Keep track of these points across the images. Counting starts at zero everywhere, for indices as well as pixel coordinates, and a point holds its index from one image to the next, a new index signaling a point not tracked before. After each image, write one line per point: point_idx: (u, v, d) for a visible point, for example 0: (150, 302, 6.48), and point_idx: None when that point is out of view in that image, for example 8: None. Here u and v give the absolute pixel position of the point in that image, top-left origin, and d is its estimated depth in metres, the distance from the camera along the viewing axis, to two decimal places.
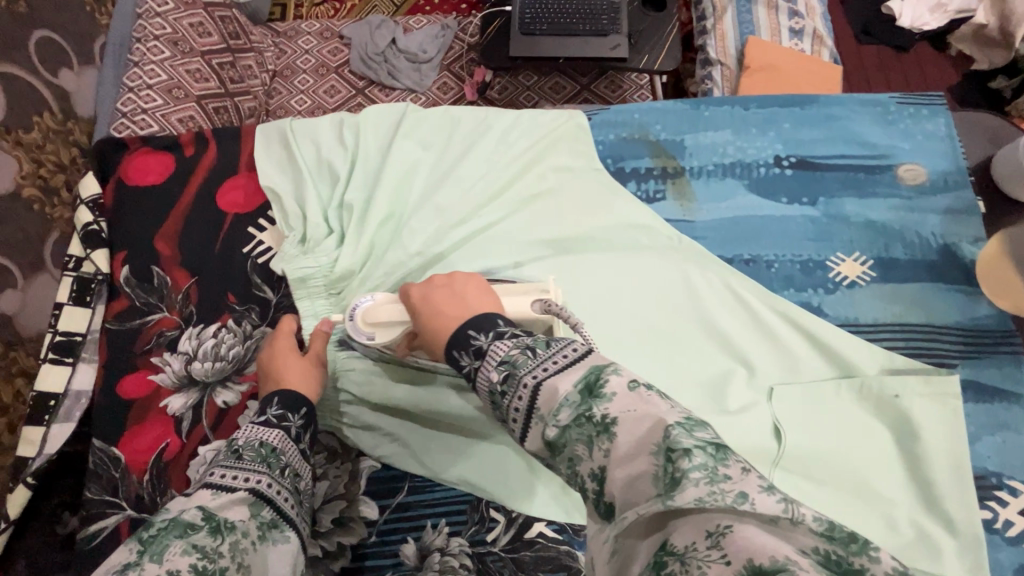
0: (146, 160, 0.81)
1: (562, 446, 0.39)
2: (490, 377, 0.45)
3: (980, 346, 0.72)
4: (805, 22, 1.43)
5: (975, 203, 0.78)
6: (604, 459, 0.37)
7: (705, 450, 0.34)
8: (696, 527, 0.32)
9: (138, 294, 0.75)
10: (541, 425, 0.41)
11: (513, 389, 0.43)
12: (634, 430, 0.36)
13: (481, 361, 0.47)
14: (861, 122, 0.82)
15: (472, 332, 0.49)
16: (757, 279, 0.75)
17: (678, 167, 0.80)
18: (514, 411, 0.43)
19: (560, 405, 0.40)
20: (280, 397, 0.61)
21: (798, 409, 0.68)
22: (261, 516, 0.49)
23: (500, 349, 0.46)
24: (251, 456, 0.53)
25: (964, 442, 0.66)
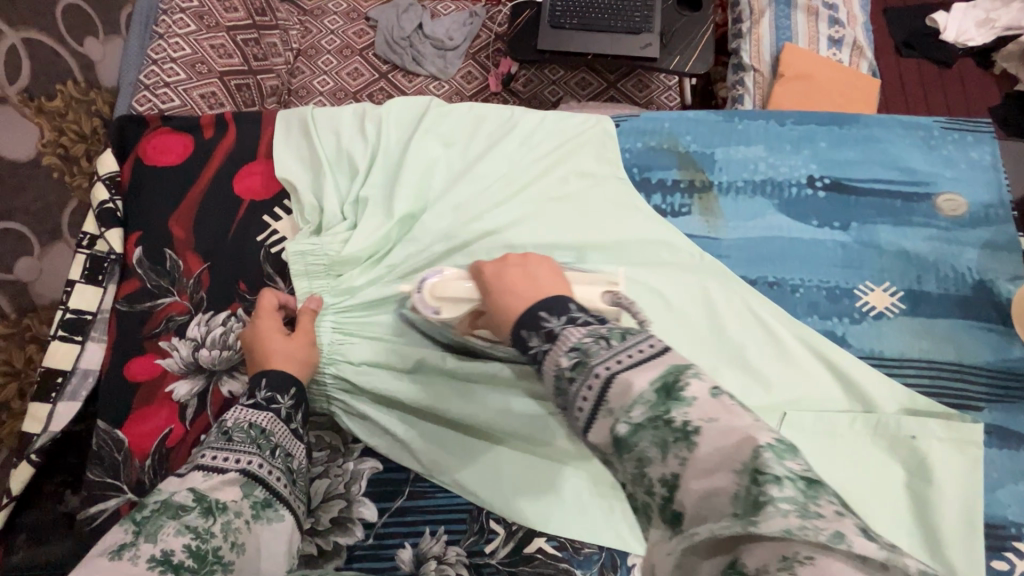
0: (166, 140, 0.80)
1: (630, 444, 0.36)
2: (558, 360, 0.42)
3: (1009, 390, 0.69)
4: (846, 31, 1.38)
5: (1015, 237, 0.75)
6: (680, 467, 0.34)
7: (795, 483, 0.31)
8: (770, 551, 0.29)
9: (150, 276, 0.74)
10: (608, 419, 0.37)
11: (582, 377, 0.39)
12: (720, 444, 0.33)
13: (551, 344, 0.43)
14: (902, 146, 0.78)
15: (544, 314, 0.46)
16: (780, 304, 0.73)
17: (707, 181, 0.77)
18: (581, 401, 0.39)
19: (634, 403, 0.36)
20: (268, 378, 0.60)
21: (804, 444, 0.66)
22: (253, 496, 0.49)
23: (574, 333, 0.42)
24: (240, 437, 0.53)
25: (978, 494, 0.64)
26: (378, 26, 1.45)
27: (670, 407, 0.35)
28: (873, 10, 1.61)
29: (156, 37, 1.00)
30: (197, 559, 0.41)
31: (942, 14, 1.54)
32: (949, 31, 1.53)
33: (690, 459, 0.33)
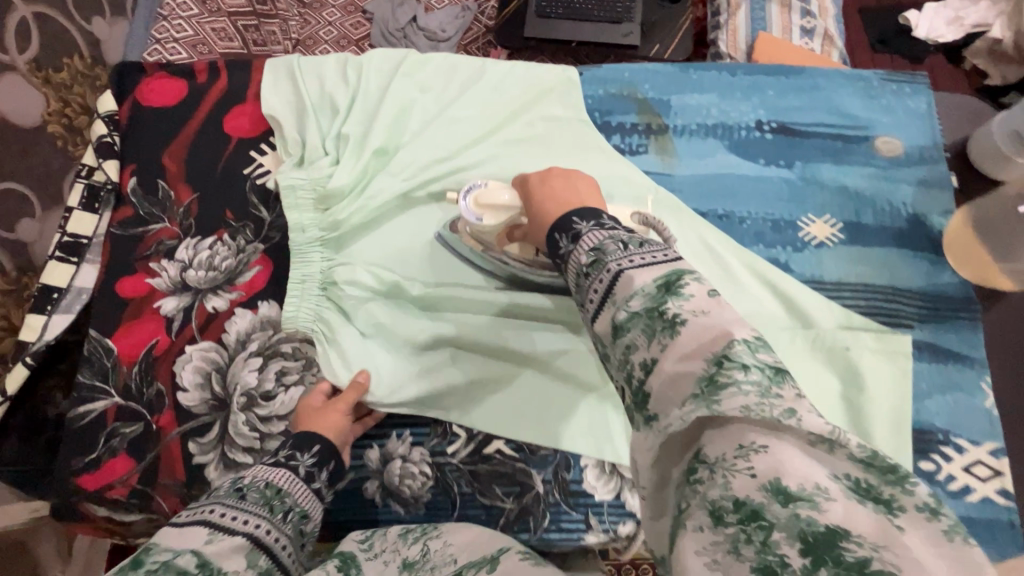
0: (163, 84, 0.86)
1: (624, 331, 0.39)
2: (579, 259, 0.46)
3: (940, 310, 0.74)
4: (817, 22, 1.45)
5: (947, 177, 0.80)
6: (660, 352, 0.36)
7: (762, 370, 0.33)
8: (729, 439, 0.32)
9: (142, 203, 0.79)
10: (611, 310, 0.41)
11: (597, 272, 0.43)
12: (697, 337, 0.35)
13: (577, 246, 0.47)
14: (845, 94, 0.84)
15: (575, 218, 0.50)
16: (728, 233, 0.78)
17: (663, 125, 0.83)
18: (592, 293, 0.43)
19: (634, 293, 0.40)
20: (293, 438, 0.60)
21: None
22: (257, 566, 0.45)
23: (595, 236, 0.46)
24: (254, 497, 0.51)
25: (907, 399, 0.69)
26: (374, 18, 1.53)
27: (666, 301, 0.38)
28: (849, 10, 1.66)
29: (162, 18, 1.10)
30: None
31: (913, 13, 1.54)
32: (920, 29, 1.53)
33: (669, 345, 0.36)
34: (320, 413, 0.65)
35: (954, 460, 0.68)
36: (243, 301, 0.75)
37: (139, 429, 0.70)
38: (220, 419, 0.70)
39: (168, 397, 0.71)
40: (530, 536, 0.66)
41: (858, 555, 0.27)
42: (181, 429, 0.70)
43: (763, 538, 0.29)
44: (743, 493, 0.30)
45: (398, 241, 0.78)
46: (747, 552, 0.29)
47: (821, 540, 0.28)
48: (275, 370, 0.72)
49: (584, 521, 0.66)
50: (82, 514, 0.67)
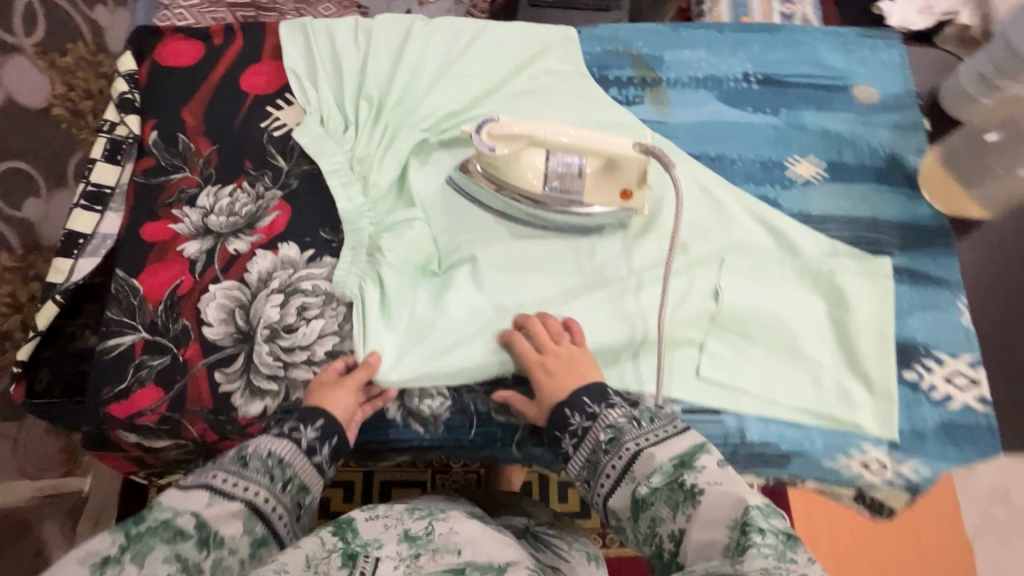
0: (180, 45, 0.90)
1: (648, 504, 0.52)
2: (598, 435, 0.59)
3: (918, 238, 0.80)
4: (799, 7, 1.45)
5: (921, 120, 0.87)
6: (685, 522, 0.48)
7: (777, 535, 0.43)
8: None
9: (164, 154, 0.83)
10: (631, 483, 0.54)
11: (615, 450, 0.57)
12: (711, 505, 0.48)
13: (592, 423, 0.60)
14: (824, 48, 0.91)
15: (587, 399, 0.62)
16: (721, 173, 0.83)
17: (657, 78, 0.89)
18: (609, 470, 0.56)
19: (653, 471, 0.53)
20: (301, 410, 0.65)
21: (742, 285, 0.76)
22: (253, 533, 0.54)
23: (611, 415, 0.59)
24: (256, 466, 0.57)
25: (890, 317, 0.74)
26: None
27: (682, 476, 0.51)
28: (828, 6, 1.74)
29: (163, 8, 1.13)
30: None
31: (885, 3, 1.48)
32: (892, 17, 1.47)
33: (692, 515, 0.48)
34: (333, 391, 0.67)
35: (935, 371, 0.73)
36: (264, 243, 0.79)
37: (167, 361, 0.72)
38: (245, 350, 0.73)
39: (194, 331, 0.74)
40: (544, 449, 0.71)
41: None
42: (207, 360, 0.72)
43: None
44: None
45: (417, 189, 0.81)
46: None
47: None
48: (296, 306, 0.75)
49: None
50: (113, 442, 0.70)
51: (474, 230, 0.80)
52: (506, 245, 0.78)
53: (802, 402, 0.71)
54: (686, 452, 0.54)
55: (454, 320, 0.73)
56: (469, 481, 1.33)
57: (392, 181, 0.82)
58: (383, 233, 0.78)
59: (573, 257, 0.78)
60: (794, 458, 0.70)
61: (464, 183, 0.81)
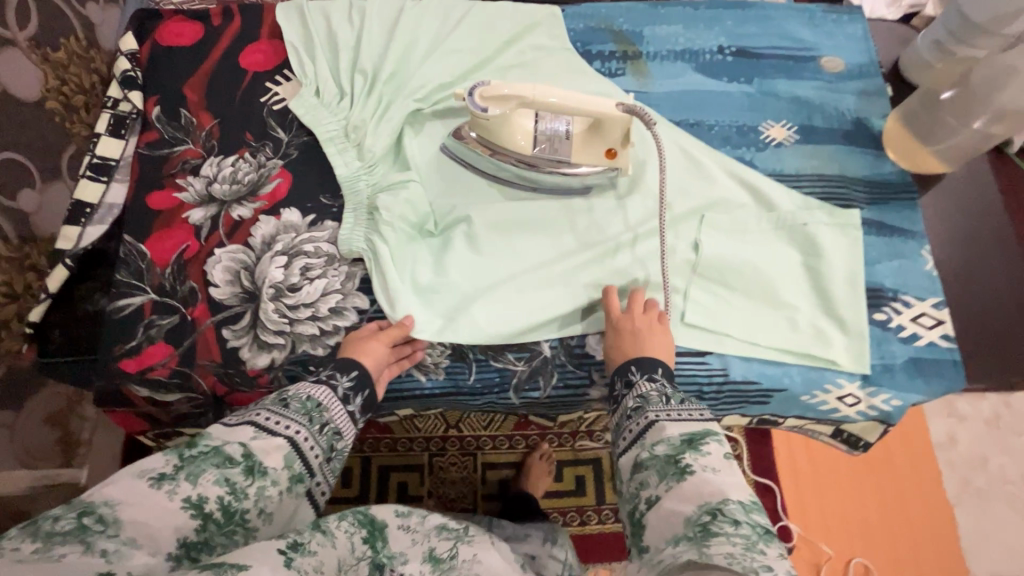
0: (180, 26, 0.93)
1: (642, 470, 0.56)
2: (627, 403, 0.64)
3: (884, 193, 0.85)
4: None
5: (883, 87, 0.93)
6: (665, 491, 0.53)
7: (755, 528, 0.47)
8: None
9: (167, 128, 0.86)
10: (638, 448, 0.58)
11: (637, 416, 0.61)
12: (701, 486, 0.51)
13: (628, 391, 0.65)
14: (793, 23, 0.97)
15: (632, 368, 0.67)
16: (699, 137, 0.88)
17: (637, 52, 0.94)
18: (627, 431, 0.61)
19: (660, 440, 0.57)
20: (336, 361, 0.68)
21: (724, 238, 0.80)
22: (291, 469, 0.56)
23: (645, 386, 0.64)
24: (297, 407, 0.61)
25: (860, 263, 0.79)
26: None
27: (685, 453, 0.54)
28: None
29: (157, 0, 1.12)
30: (223, 513, 0.49)
31: None
32: None
33: (675, 486, 0.52)
34: (367, 341, 0.71)
35: (903, 313, 0.79)
36: (267, 209, 0.82)
37: (176, 320, 0.75)
38: (252, 309, 0.76)
39: (201, 292, 0.77)
40: (541, 393, 0.75)
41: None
42: (215, 318, 0.75)
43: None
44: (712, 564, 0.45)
45: (413, 156, 0.86)
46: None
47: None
48: (300, 267, 0.78)
49: (588, 377, 0.75)
50: (125, 397, 0.72)
51: (467, 194, 0.84)
52: (500, 206, 0.83)
53: (783, 343, 0.76)
54: (699, 432, 0.56)
55: (455, 279, 0.78)
56: (466, 465, 1.36)
57: (389, 148, 0.85)
58: (382, 194, 0.82)
59: (562, 216, 0.83)
60: (775, 394, 0.76)
61: (458, 149, 0.85)
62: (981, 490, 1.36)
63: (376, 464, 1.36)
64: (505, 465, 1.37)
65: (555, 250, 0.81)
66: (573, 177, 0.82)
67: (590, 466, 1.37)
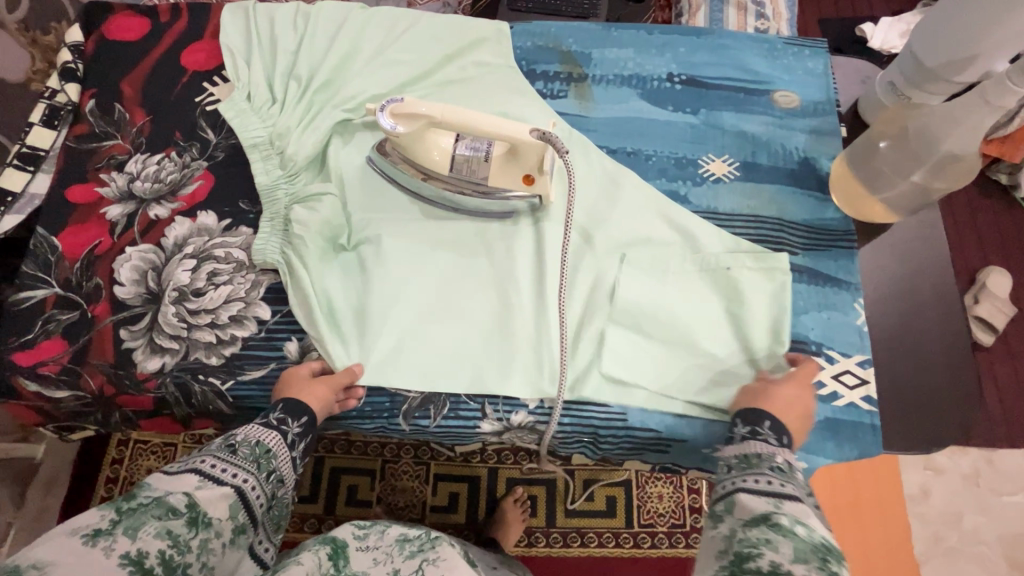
0: (128, 21, 0.93)
1: (779, 532, 0.48)
2: (773, 456, 0.58)
3: (821, 239, 0.81)
4: (771, 24, 1.43)
5: (837, 127, 0.88)
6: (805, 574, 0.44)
7: None
8: None
9: (99, 122, 0.86)
10: (772, 506, 0.51)
11: (777, 477, 0.55)
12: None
13: (773, 447, 0.60)
14: (749, 53, 0.93)
15: (782, 434, 0.62)
16: (634, 168, 0.85)
17: (583, 74, 0.91)
18: (758, 480, 0.55)
19: (801, 522, 0.49)
20: (285, 403, 0.68)
21: (644, 279, 0.77)
22: (236, 518, 0.57)
23: (787, 454, 0.59)
24: (245, 453, 0.62)
25: (784, 312, 0.75)
26: None
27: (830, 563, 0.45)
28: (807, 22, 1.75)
29: None
30: (164, 567, 0.49)
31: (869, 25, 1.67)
32: (875, 39, 1.64)
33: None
34: (316, 384, 0.69)
35: (825, 368, 0.74)
36: (184, 210, 0.81)
37: (76, 316, 0.75)
38: (152, 310, 0.75)
39: (105, 290, 0.76)
40: (430, 421, 0.72)
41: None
42: (114, 317, 0.75)
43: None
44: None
45: (343, 167, 0.84)
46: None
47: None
48: (207, 272, 0.77)
49: (480, 410, 0.72)
50: (13, 390, 0.72)
51: (384, 209, 0.82)
52: (417, 226, 0.81)
53: (693, 393, 0.72)
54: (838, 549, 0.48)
55: (361, 299, 0.76)
56: (418, 474, 1.33)
57: (314, 157, 0.84)
58: (297, 205, 0.80)
59: (477, 240, 0.80)
60: (673, 443, 0.73)
61: (382, 164, 0.83)
62: (951, 549, 1.27)
63: (328, 465, 1.33)
64: (458, 477, 1.34)
65: (470, 275, 0.78)
66: (492, 201, 0.81)
67: (543, 486, 1.32)
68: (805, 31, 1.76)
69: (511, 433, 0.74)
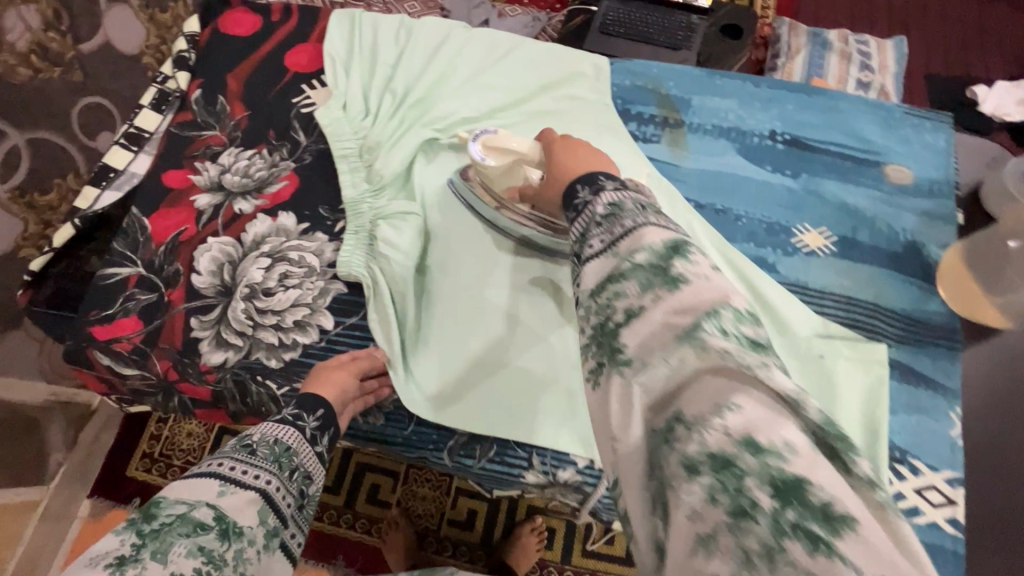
0: (241, 16, 0.96)
1: (616, 280, 0.37)
2: (595, 212, 0.43)
3: (922, 335, 0.74)
4: (875, 77, 1.34)
5: (953, 212, 0.81)
6: (650, 302, 0.35)
7: (740, 339, 0.32)
8: (707, 400, 0.30)
9: (201, 112, 0.89)
10: (612, 261, 0.38)
11: (609, 224, 0.41)
12: (698, 296, 0.34)
13: (596, 199, 0.44)
14: (863, 119, 0.87)
15: (601, 177, 0.46)
16: (721, 227, 0.81)
17: (679, 120, 0.88)
18: (595, 243, 0.40)
19: (641, 248, 0.37)
20: (301, 398, 0.68)
21: None
22: (266, 523, 0.57)
23: (615, 194, 0.43)
24: (265, 453, 0.61)
25: (882, 413, 0.69)
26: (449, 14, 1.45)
27: (673, 260, 0.36)
28: (914, 76, 1.63)
29: None
30: None
31: (982, 86, 1.55)
32: (988, 103, 1.53)
33: (664, 298, 0.35)
34: (330, 372, 0.70)
35: (907, 480, 0.67)
36: (266, 208, 0.83)
37: (153, 298, 0.77)
38: (223, 303, 0.77)
39: (183, 276, 0.79)
40: (474, 462, 0.71)
41: (823, 497, 0.26)
42: (187, 305, 0.77)
43: (736, 483, 0.28)
44: (715, 443, 0.29)
45: (424, 186, 0.84)
46: (722, 499, 0.28)
47: (789, 486, 0.27)
48: (279, 273, 0.78)
49: (527, 460, 0.70)
50: (87, 360, 0.75)
51: (461, 233, 0.80)
52: (494, 255, 0.79)
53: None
54: (681, 236, 0.38)
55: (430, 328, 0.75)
56: (441, 485, 1.32)
57: (397, 173, 0.84)
58: (382, 220, 0.81)
59: (551, 282, 0.78)
60: None
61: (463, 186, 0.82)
62: None
63: (354, 461, 1.33)
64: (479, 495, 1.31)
65: (541, 317, 0.75)
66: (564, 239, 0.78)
67: (563, 520, 1.28)
68: (909, 85, 1.61)
69: (555, 488, 0.71)
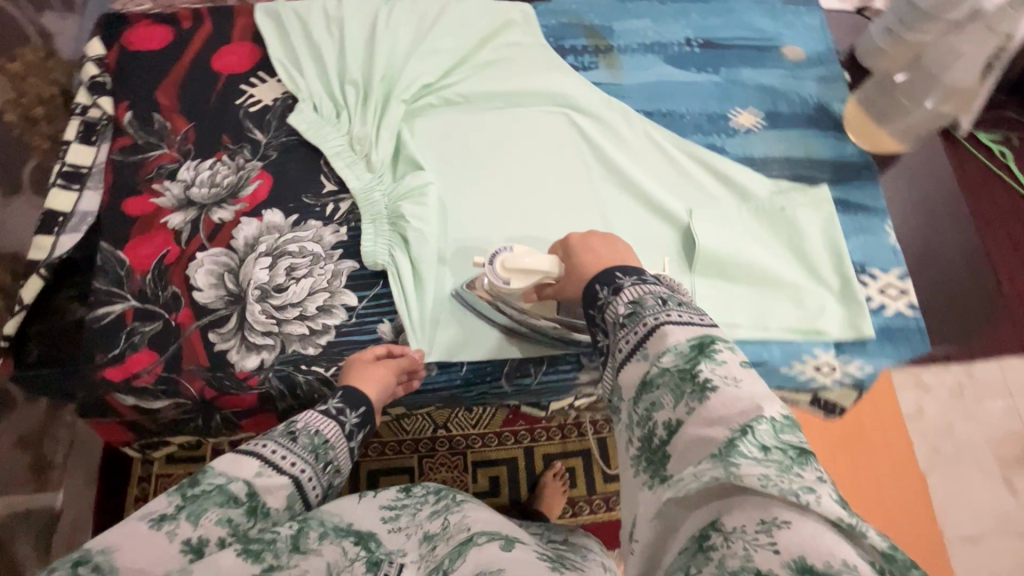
0: (148, 30, 0.91)
1: (651, 388, 0.44)
2: (617, 311, 0.50)
3: (848, 173, 0.89)
4: None
5: (840, 73, 0.97)
6: (685, 414, 0.41)
7: (786, 451, 0.37)
8: (749, 514, 0.36)
9: (140, 134, 0.85)
10: (642, 365, 0.46)
11: (634, 323, 0.48)
12: (729, 406, 0.39)
13: (615, 297, 0.51)
14: (754, 13, 1.01)
15: (618, 273, 0.53)
16: (671, 127, 0.91)
17: (608, 46, 0.97)
18: (622, 344, 0.48)
19: (665, 350, 0.44)
20: (346, 392, 0.68)
21: (716, 228, 0.82)
22: (292, 508, 0.56)
23: (637, 289, 0.50)
24: (305, 442, 0.60)
25: (839, 235, 0.83)
26: None
27: (700, 363, 0.42)
28: None
29: None
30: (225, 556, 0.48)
31: None
32: None
33: (697, 408, 0.41)
34: (367, 370, 0.70)
35: (871, 285, 0.82)
36: (248, 211, 0.81)
37: (158, 326, 0.74)
38: (237, 311, 0.75)
39: (184, 297, 0.76)
40: (532, 379, 0.76)
41: None
42: (200, 323, 0.74)
43: None
44: (765, 564, 0.34)
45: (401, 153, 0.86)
46: None
47: None
48: (285, 267, 0.77)
49: (577, 362, 0.77)
50: (108, 406, 0.71)
51: (457, 181, 0.85)
52: (493, 194, 0.84)
53: (781, 324, 0.79)
54: (708, 332, 0.45)
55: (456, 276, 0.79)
56: (456, 464, 1.21)
57: (394, 153, 0.86)
58: (402, 201, 0.82)
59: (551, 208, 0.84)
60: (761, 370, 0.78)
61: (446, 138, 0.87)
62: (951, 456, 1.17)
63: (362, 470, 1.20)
64: (495, 461, 1.22)
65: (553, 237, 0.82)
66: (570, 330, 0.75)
67: (580, 456, 1.23)
68: None
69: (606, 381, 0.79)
